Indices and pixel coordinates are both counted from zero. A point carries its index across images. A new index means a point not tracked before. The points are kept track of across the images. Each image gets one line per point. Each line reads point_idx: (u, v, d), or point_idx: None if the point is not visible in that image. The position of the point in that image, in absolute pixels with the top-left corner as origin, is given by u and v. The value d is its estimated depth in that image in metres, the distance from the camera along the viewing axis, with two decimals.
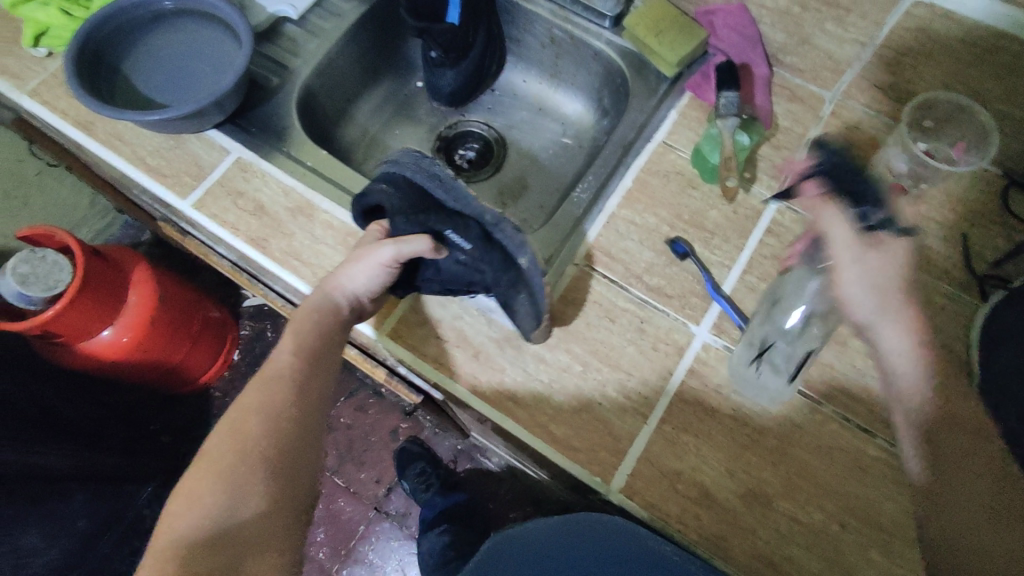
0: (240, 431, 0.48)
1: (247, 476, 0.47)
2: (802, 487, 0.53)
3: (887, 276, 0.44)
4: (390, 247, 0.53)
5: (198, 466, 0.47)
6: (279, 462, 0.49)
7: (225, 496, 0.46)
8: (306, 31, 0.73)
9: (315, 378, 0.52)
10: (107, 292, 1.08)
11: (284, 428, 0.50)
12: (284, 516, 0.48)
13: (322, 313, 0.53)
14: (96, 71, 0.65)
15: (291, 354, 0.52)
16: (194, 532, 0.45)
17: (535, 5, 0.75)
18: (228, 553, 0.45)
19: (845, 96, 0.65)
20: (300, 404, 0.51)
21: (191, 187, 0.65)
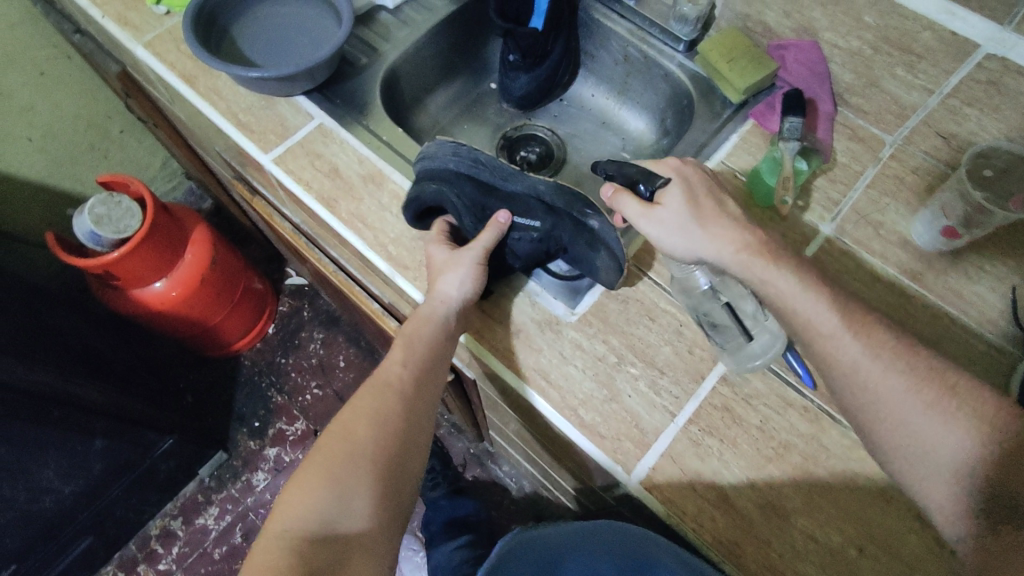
0: (352, 434, 0.52)
1: (357, 474, 0.50)
2: (822, 506, 0.53)
3: (679, 202, 0.55)
4: (478, 246, 0.56)
5: (313, 457, 0.51)
6: (387, 470, 0.51)
7: (336, 492, 0.49)
8: (399, 20, 0.79)
9: (421, 394, 0.56)
10: (168, 245, 1.13)
11: (390, 431, 0.53)
12: (386, 522, 0.50)
13: (429, 325, 0.56)
14: (208, 30, 0.71)
15: (398, 367, 0.56)
16: (308, 521, 0.47)
17: (613, 23, 0.80)
18: (337, 546, 0.46)
19: (906, 141, 0.67)
20: (408, 416, 0.54)
21: (274, 143, 0.70)
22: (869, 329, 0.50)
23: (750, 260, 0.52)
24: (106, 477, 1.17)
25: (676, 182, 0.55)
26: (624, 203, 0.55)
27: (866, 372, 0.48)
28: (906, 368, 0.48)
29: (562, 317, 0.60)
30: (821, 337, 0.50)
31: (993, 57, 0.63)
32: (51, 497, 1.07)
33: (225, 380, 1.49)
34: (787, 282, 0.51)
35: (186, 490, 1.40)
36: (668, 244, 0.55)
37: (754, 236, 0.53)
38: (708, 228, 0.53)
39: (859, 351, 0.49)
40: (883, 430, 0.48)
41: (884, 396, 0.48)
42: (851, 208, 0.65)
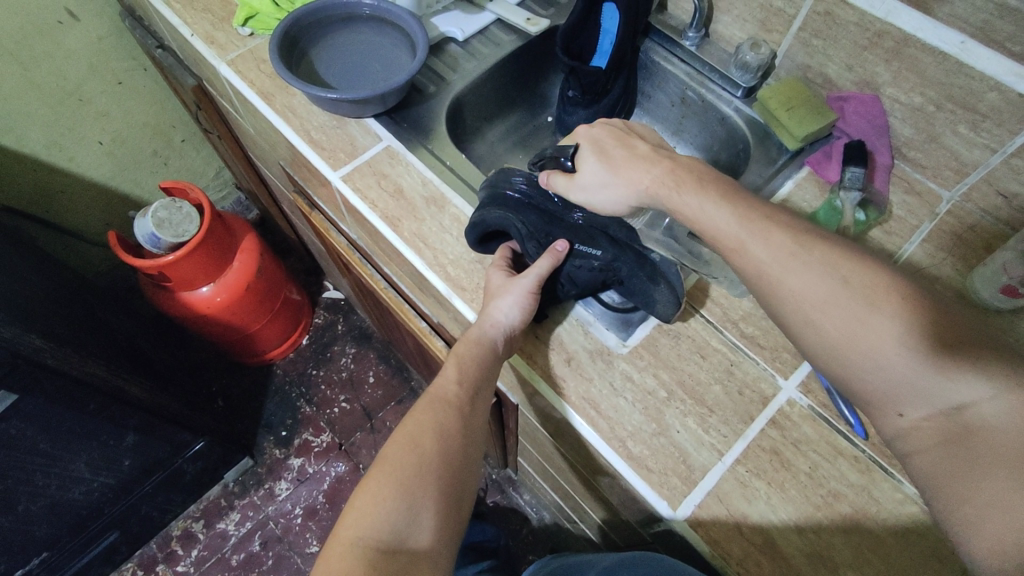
0: (417, 446, 0.51)
1: (425, 487, 0.49)
2: (872, 562, 0.52)
3: (595, 164, 0.58)
4: (533, 272, 0.57)
5: (378, 468, 0.50)
6: (449, 484, 0.51)
7: (406, 503, 0.47)
8: (467, 52, 0.83)
9: (477, 412, 0.57)
10: (219, 251, 1.17)
11: (452, 447, 0.53)
12: (449, 538, 0.49)
13: (479, 346, 0.57)
14: (291, 52, 0.75)
15: (456, 381, 0.57)
16: (377, 532, 0.45)
17: (673, 66, 0.82)
18: (407, 559, 0.45)
19: (964, 198, 0.68)
20: (466, 432, 0.55)
21: (343, 162, 0.73)
22: (806, 248, 0.45)
23: (660, 194, 0.52)
24: (137, 473, 1.19)
25: (585, 149, 0.59)
26: (553, 179, 0.59)
27: (813, 296, 0.44)
28: (852, 284, 0.43)
29: (614, 348, 0.61)
30: (752, 269, 0.46)
31: None
32: (81, 489, 1.10)
33: (256, 387, 1.52)
34: (713, 211, 0.49)
35: (210, 493, 1.42)
36: (598, 202, 0.57)
37: (658, 167, 0.54)
38: (622, 173, 0.55)
39: (802, 275, 0.44)
40: (837, 356, 0.43)
41: (831, 321, 0.43)
42: (906, 261, 0.66)
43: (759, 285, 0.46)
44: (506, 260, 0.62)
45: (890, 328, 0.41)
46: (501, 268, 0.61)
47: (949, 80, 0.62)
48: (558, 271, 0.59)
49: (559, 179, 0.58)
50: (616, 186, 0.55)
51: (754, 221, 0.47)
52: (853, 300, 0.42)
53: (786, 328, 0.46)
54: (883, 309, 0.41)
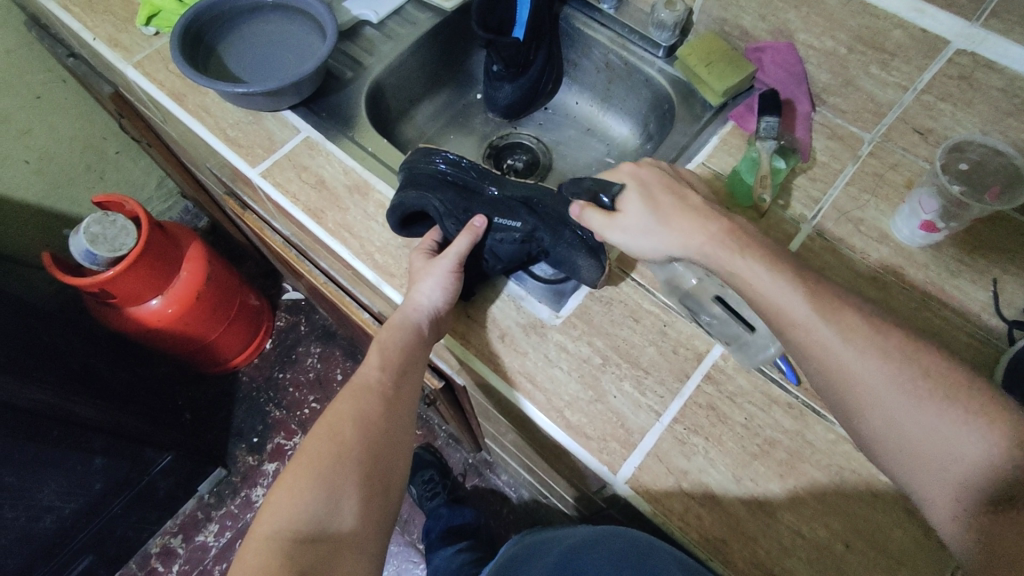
0: (336, 438, 0.52)
1: (345, 476, 0.50)
2: (808, 502, 0.53)
3: (639, 206, 0.54)
4: (451, 254, 0.57)
5: (297, 463, 0.51)
6: (373, 471, 0.52)
7: (325, 493, 0.49)
8: (383, 35, 0.80)
9: (401, 397, 0.56)
10: (163, 263, 1.14)
11: (376, 434, 0.53)
12: (374, 522, 0.51)
13: (403, 331, 0.57)
14: (195, 48, 0.72)
15: (377, 368, 0.56)
16: (296, 525, 0.47)
17: (594, 31, 0.81)
18: (326, 546, 0.47)
19: (884, 138, 0.68)
20: (389, 417, 0.55)
21: (261, 157, 0.71)
22: (885, 340, 0.44)
23: (717, 254, 0.50)
24: (105, 496, 1.16)
25: (631, 187, 0.55)
26: (590, 217, 0.55)
27: (875, 383, 0.43)
28: (927, 383, 0.43)
29: (547, 320, 0.61)
30: (826, 353, 0.45)
31: (966, 53, 0.57)
32: (51, 517, 1.07)
33: (223, 397, 1.49)
34: (789, 296, 0.46)
35: (186, 507, 1.40)
36: (639, 248, 0.54)
37: (721, 228, 0.51)
38: (675, 225, 0.52)
39: (872, 364, 0.44)
40: (897, 445, 0.43)
41: (889, 407, 0.43)
42: (832, 205, 0.67)
43: (819, 362, 0.45)
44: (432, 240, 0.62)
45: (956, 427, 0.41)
46: (424, 250, 0.61)
47: (856, 21, 0.62)
48: (479, 247, 0.59)
49: (597, 219, 0.54)
50: (662, 235, 0.52)
51: (832, 306, 0.46)
52: (924, 394, 0.42)
53: (842, 408, 0.46)
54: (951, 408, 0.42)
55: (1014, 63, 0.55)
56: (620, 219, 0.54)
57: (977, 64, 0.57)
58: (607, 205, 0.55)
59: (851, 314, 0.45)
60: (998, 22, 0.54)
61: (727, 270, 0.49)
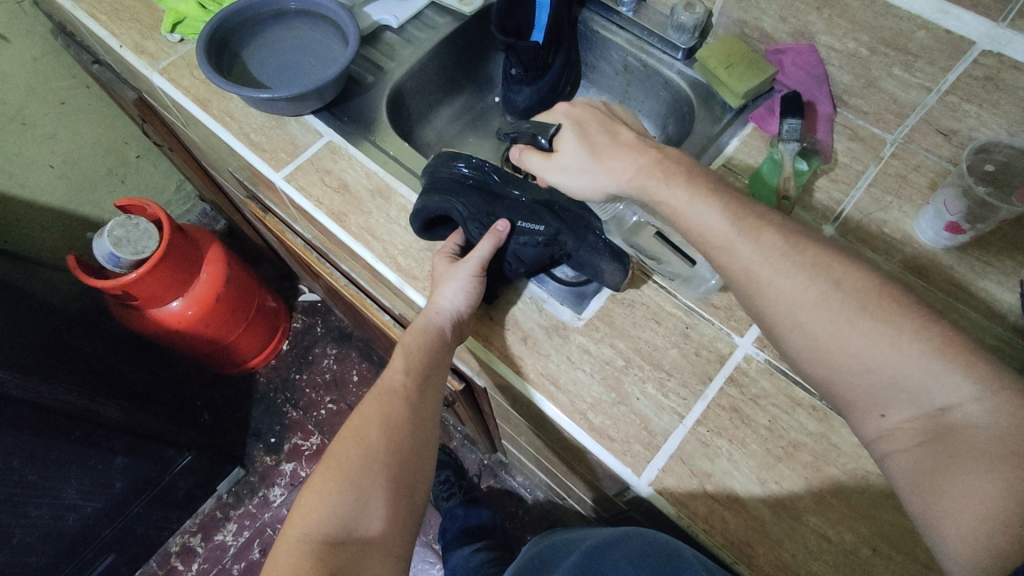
0: (364, 439, 0.52)
1: (372, 479, 0.51)
2: (834, 505, 0.53)
3: (573, 144, 0.56)
4: (474, 257, 0.57)
5: (325, 465, 0.51)
6: (399, 474, 0.52)
7: (353, 497, 0.49)
8: (403, 39, 0.81)
9: (426, 401, 0.57)
10: (183, 265, 1.16)
11: (401, 438, 0.54)
12: (400, 524, 0.51)
13: (427, 334, 0.57)
14: (220, 54, 0.73)
15: (403, 372, 0.57)
16: (323, 527, 0.48)
17: (613, 34, 0.82)
18: (355, 549, 0.47)
19: (907, 139, 0.68)
20: (414, 420, 0.55)
21: (285, 161, 0.72)
22: (809, 259, 0.45)
23: (646, 183, 0.51)
24: (127, 495, 1.18)
25: (567, 128, 0.57)
26: (527, 158, 0.58)
27: (802, 308, 0.44)
28: (854, 299, 0.43)
29: (569, 323, 0.61)
30: (758, 282, 0.46)
31: (991, 54, 0.56)
32: (74, 515, 1.08)
33: (240, 397, 1.51)
34: (726, 231, 0.47)
35: (204, 507, 1.42)
36: (575, 186, 0.56)
37: (649, 158, 0.52)
38: (605, 160, 0.54)
39: (799, 287, 0.45)
40: (829, 367, 0.44)
41: (818, 329, 0.44)
42: (854, 207, 0.67)
43: (753, 291, 0.47)
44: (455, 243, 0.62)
45: (883, 339, 0.42)
46: (447, 253, 0.62)
47: (880, 22, 0.62)
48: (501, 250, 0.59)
49: (533, 160, 0.58)
50: (595, 170, 0.54)
51: (756, 229, 0.47)
52: (852, 310, 0.43)
53: (777, 338, 0.47)
54: (878, 321, 0.42)
55: None
56: (554, 157, 0.57)
57: (1003, 64, 0.56)
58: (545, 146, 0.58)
59: (774, 237, 0.47)
60: None
61: (656, 198, 0.51)
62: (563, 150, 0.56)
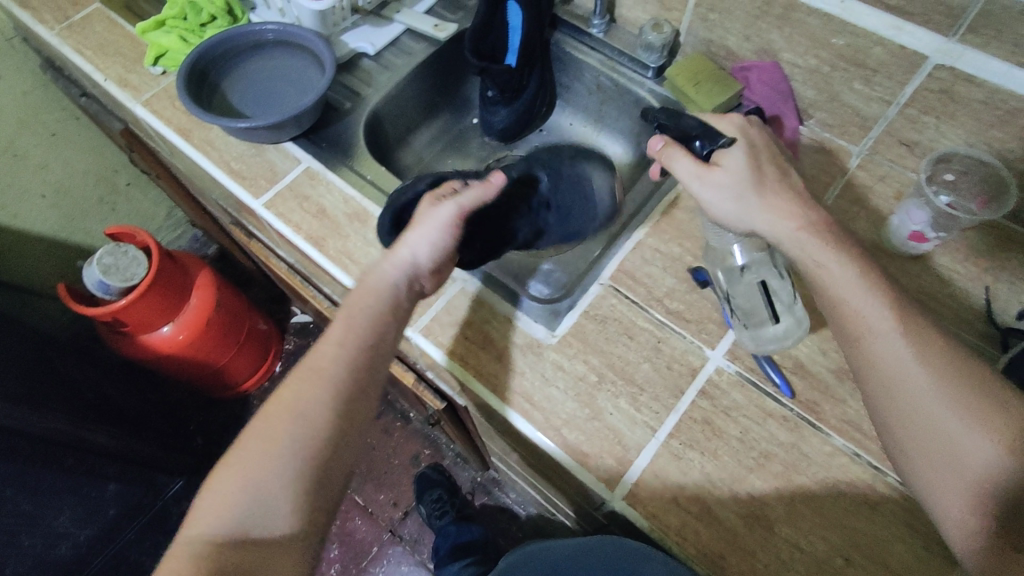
0: (270, 432, 0.50)
1: (277, 477, 0.48)
2: (805, 514, 0.53)
3: (738, 165, 0.54)
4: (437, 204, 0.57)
5: (230, 459, 0.50)
6: (313, 469, 0.50)
7: (254, 497, 0.48)
8: (381, 66, 0.83)
9: (355, 385, 0.53)
10: (173, 291, 1.16)
11: (316, 429, 0.50)
12: (311, 524, 0.50)
13: (376, 289, 0.56)
14: (200, 85, 0.75)
15: (332, 350, 0.53)
16: (221, 527, 0.47)
17: (585, 55, 0.83)
18: (252, 552, 0.47)
19: (873, 151, 0.69)
20: (334, 408, 0.51)
21: (264, 188, 0.73)
22: (955, 359, 0.46)
23: (808, 240, 0.51)
24: (119, 520, 1.16)
25: (739, 147, 0.55)
26: (681, 160, 0.55)
27: (923, 396, 0.46)
28: (983, 403, 0.45)
29: (542, 340, 0.62)
30: (887, 361, 0.47)
31: (945, 67, 0.58)
32: (67, 543, 1.05)
33: (233, 421, 1.51)
34: (864, 301, 0.48)
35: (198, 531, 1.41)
36: (720, 207, 0.55)
37: (815, 216, 0.52)
38: (769, 199, 0.53)
39: (927, 378, 0.46)
40: (926, 450, 0.46)
41: (934, 417, 0.45)
42: None
43: (870, 365, 0.48)
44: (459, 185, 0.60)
45: (991, 446, 0.44)
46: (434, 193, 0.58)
47: (837, 39, 0.63)
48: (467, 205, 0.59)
49: (686, 164, 0.55)
50: (753, 204, 0.53)
51: (912, 320, 0.48)
52: (974, 416, 0.45)
53: (878, 410, 0.49)
54: (993, 429, 0.44)
55: (993, 77, 0.56)
56: (711, 167, 0.54)
57: (957, 77, 0.58)
58: (702, 155, 0.56)
59: (931, 333, 0.47)
60: (976, 37, 0.55)
61: (812, 262, 0.51)
62: (726, 164, 0.54)
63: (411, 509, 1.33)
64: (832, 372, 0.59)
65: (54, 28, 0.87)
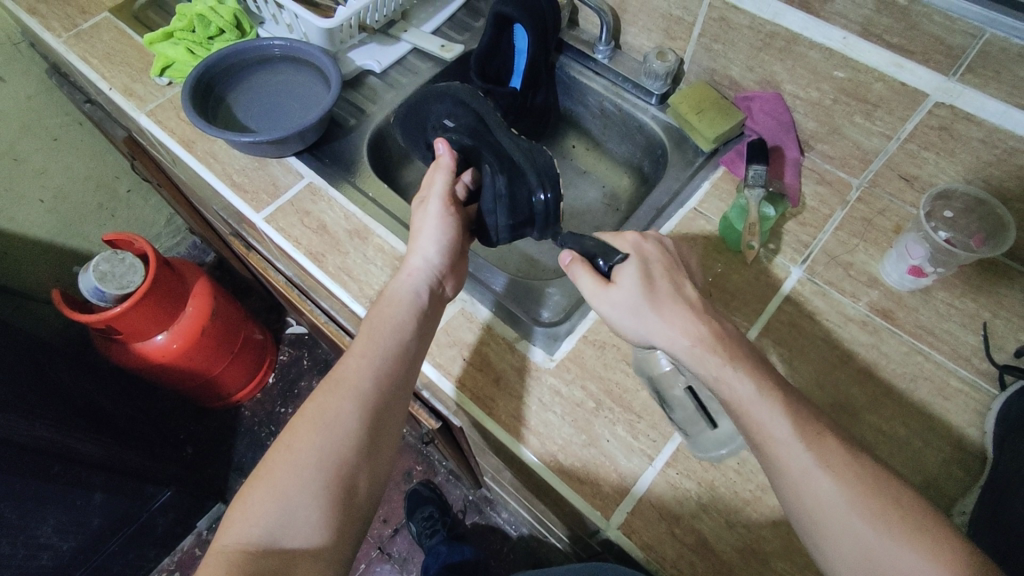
0: (298, 441, 0.49)
1: (307, 482, 0.47)
2: (803, 549, 0.53)
3: (633, 286, 0.52)
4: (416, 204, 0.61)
5: (259, 474, 0.48)
6: (341, 483, 0.49)
7: (286, 505, 0.46)
8: (386, 83, 0.84)
9: (379, 397, 0.52)
10: (170, 298, 1.13)
11: (346, 427, 0.50)
12: (338, 532, 0.48)
13: (405, 300, 0.57)
14: (205, 97, 0.76)
15: (361, 363, 0.53)
16: (252, 535, 0.45)
17: (590, 80, 0.84)
18: (282, 562, 0.45)
19: (872, 183, 0.70)
20: (376, 397, 0.52)
21: (266, 203, 0.73)
22: (863, 470, 0.44)
23: (704, 356, 0.49)
24: (104, 532, 1.11)
25: (633, 261, 0.54)
26: (581, 275, 0.55)
27: (832, 504, 0.43)
28: (897, 510, 0.42)
29: (540, 364, 0.62)
30: (793, 470, 0.44)
31: (944, 105, 0.59)
32: (48, 554, 1.01)
33: (224, 431, 1.49)
34: (769, 413, 0.46)
35: (183, 543, 1.38)
36: (622, 323, 0.53)
37: (711, 329, 0.50)
38: (662, 314, 0.51)
39: (838, 490, 0.43)
40: (851, 561, 0.42)
41: (853, 530, 0.42)
42: (821, 250, 0.68)
43: (781, 479, 0.45)
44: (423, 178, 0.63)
45: (920, 561, 0.40)
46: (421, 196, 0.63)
47: (839, 74, 0.64)
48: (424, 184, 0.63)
49: (586, 280, 0.54)
50: (647, 324, 0.51)
51: (812, 430, 0.45)
52: (888, 524, 0.41)
53: (800, 525, 0.45)
54: (916, 539, 0.41)
55: (992, 117, 0.56)
56: (612, 282, 0.54)
57: (956, 116, 0.59)
58: (605, 272, 0.55)
59: (833, 443, 0.45)
60: (975, 78, 0.55)
61: (714, 371, 0.48)
62: (620, 277, 0.53)
63: (401, 526, 1.31)
64: (831, 404, 0.59)
65: (61, 35, 0.87)
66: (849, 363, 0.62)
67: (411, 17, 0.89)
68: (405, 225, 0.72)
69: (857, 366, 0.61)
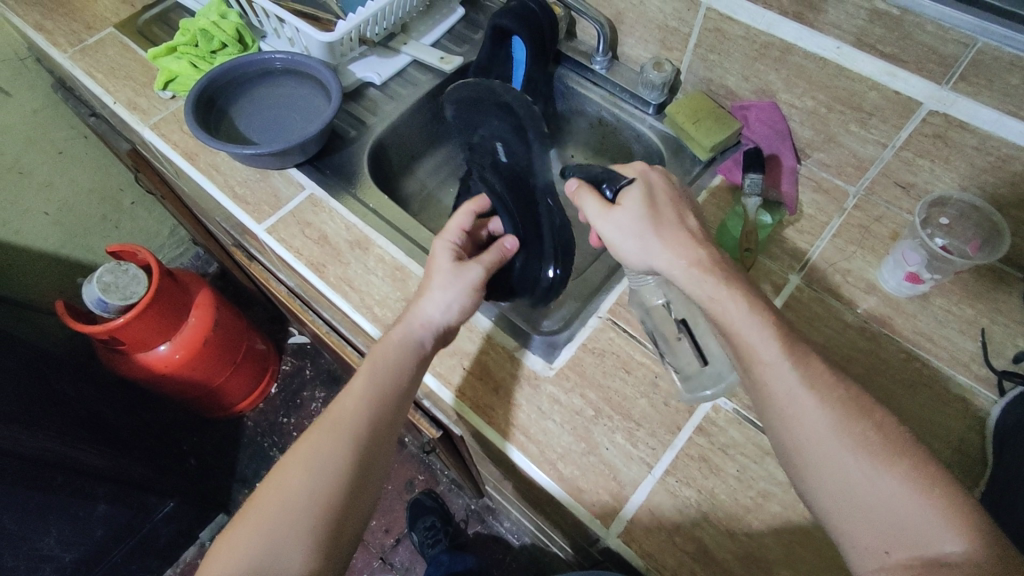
0: (289, 479, 0.49)
1: (294, 522, 0.47)
2: (803, 557, 0.53)
3: (636, 210, 0.53)
4: (444, 248, 0.62)
5: (249, 512, 0.49)
6: (327, 525, 0.48)
7: (272, 545, 0.46)
8: (386, 95, 0.85)
9: (371, 437, 0.53)
10: (172, 314, 1.14)
11: (336, 467, 0.50)
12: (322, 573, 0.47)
13: (406, 348, 0.56)
14: (208, 110, 0.77)
15: (355, 404, 0.53)
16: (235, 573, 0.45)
17: (587, 90, 0.85)
18: None
19: (869, 191, 0.71)
20: (367, 440, 0.52)
21: (267, 214, 0.74)
22: (847, 395, 0.43)
23: (702, 277, 0.49)
24: (106, 543, 1.11)
25: (639, 186, 0.54)
26: (585, 198, 0.55)
27: (815, 429, 0.42)
28: (879, 438, 0.41)
29: (540, 371, 0.62)
30: (776, 388, 0.44)
31: (938, 113, 0.59)
32: (52, 565, 1.00)
33: (226, 441, 1.49)
34: (758, 334, 0.45)
35: (186, 554, 1.38)
36: (623, 246, 0.53)
37: (712, 256, 0.50)
38: (664, 236, 0.51)
39: (820, 412, 0.42)
40: (828, 488, 0.41)
41: (832, 456, 0.41)
42: (818, 257, 0.68)
43: (767, 403, 0.45)
44: (459, 227, 0.64)
45: (895, 483, 0.39)
46: (450, 242, 0.62)
47: (834, 83, 0.65)
48: (459, 232, 0.63)
49: (590, 203, 0.55)
50: (649, 244, 0.51)
51: (801, 352, 0.45)
52: (869, 450, 0.41)
53: (782, 453, 0.45)
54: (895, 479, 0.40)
55: (985, 124, 0.57)
56: (616, 204, 0.54)
57: (950, 123, 0.59)
58: (609, 198, 0.55)
59: (819, 364, 0.45)
60: (968, 85, 0.56)
61: (707, 298, 0.48)
62: (626, 201, 0.53)
63: (402, 536, 1.30)
64: None
65: (67, 51, 0.89)
66: (848, 370, 0.62)
67: (410, 30, 0.90)
68: (405, 235, 0.72)
69: (855, 372, 0.61)
